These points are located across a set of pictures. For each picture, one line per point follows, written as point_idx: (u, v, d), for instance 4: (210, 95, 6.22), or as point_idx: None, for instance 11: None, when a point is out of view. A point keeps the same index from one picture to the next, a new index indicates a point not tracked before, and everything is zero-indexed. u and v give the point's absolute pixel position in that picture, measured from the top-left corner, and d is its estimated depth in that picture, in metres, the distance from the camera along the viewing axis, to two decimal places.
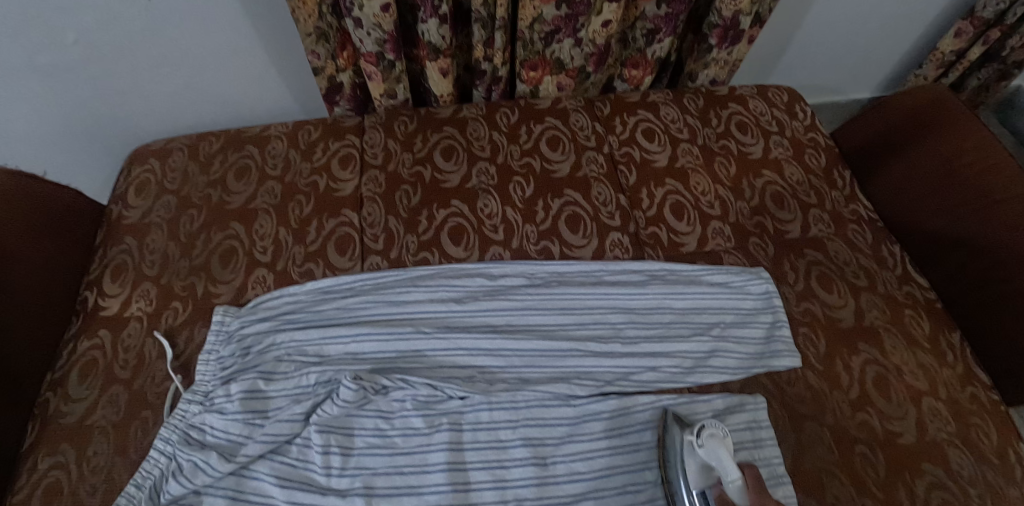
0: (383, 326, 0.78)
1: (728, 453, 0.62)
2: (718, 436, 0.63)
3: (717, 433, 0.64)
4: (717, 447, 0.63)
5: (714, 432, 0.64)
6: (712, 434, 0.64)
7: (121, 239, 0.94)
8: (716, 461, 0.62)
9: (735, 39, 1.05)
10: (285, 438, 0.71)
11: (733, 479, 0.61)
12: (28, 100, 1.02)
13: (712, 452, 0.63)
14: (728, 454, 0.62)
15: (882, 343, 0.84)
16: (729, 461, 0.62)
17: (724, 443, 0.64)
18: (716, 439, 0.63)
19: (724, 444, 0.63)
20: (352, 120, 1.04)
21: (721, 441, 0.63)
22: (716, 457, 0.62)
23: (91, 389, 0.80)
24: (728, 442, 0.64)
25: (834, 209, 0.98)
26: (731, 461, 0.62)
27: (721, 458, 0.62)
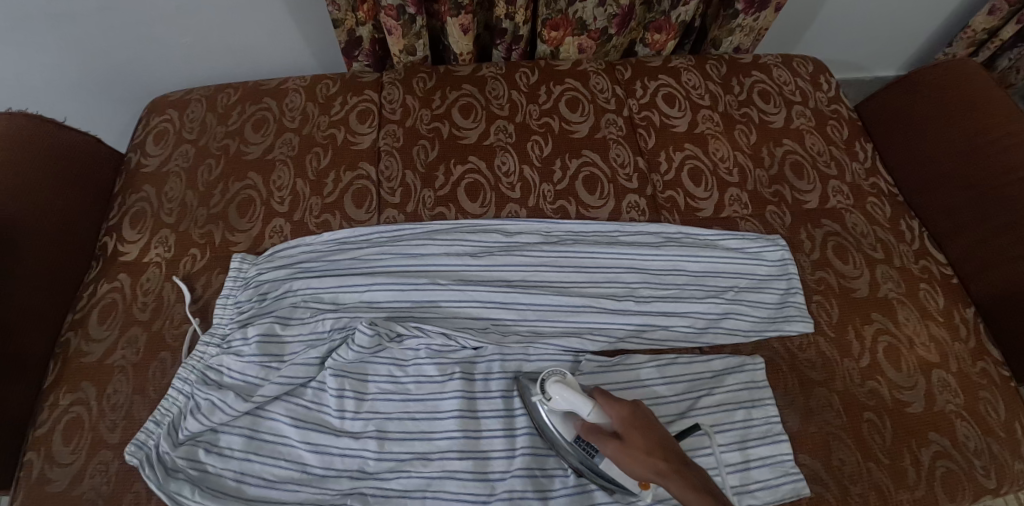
0: (399, 277, 0.79)
1: (574, 391, 0.61)
2: (560, 382, 0.62)
3: (560, 379, 0.63)
4: (562, 391, 0.61)
5: (556, 379, 0.62)
6: (557, 381, 0.62)
7: (140, 187, 0.95)
8: (569, 404, 0.61)
9: (762, 5, 1.03)
10: (301, 381, 0.73)
11: (587, 409, 0.60)
12: (48, 45, 1.02)
13: (562, 398, 0.61)
14: (575, 391, 0.61)
15: (895, 314, 0.84)
16: (577, 396, 0.60)
17: (569, 383, 0.63)
18: (560, 386, 0.61)
19: (569, 385, 0.62)
20: (371, 76, 1.03)
21: (566, 383, 0.62)
22: (568, 401, 0.61)
23: (111, 331, 0.83)
24: (570, 380, 0.63)
25: (854, 182, 0.97)
26: (579, 394, 0.61)
27: (571, 397, 0.60)
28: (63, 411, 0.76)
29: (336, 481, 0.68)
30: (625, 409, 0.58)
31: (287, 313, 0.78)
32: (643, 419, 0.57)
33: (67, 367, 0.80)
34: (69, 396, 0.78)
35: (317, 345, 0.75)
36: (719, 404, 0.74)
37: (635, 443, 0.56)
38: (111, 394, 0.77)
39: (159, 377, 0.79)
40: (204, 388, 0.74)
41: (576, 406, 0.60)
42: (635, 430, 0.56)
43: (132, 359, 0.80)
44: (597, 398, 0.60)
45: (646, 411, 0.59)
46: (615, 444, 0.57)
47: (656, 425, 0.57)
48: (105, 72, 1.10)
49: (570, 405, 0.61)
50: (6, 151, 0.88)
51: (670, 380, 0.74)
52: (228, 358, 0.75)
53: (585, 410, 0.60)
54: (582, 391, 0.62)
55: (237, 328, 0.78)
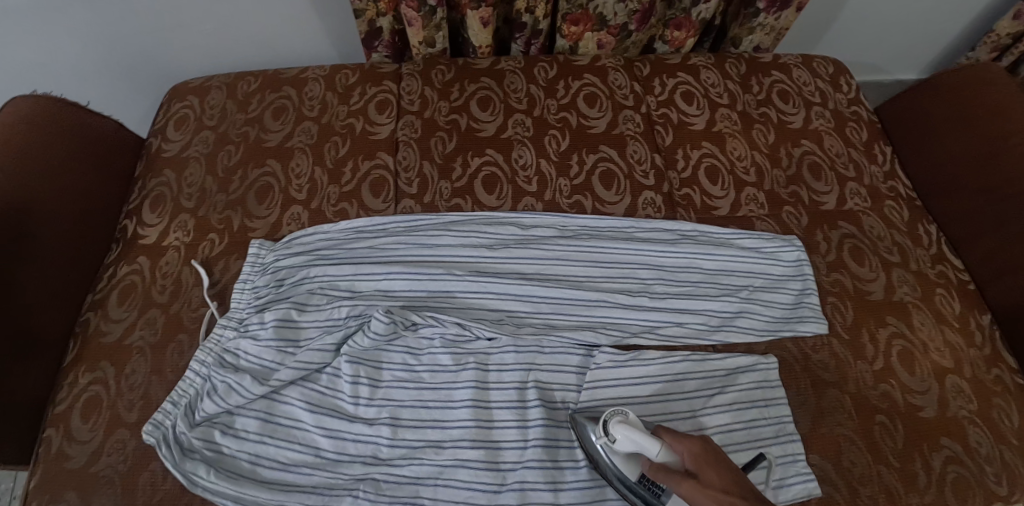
0: (415, 267, 0.80)
1: (640, 431, 0.60)
2: (624, 422, 0.61)
3: (623, 419, 0.62)
4: (628, 431, 0.60)
5: (620, 418, 0.61)
6: (621, 421, 0.61)
7: (160, 172, 0.96)
8: (635, 445, 0.60)
9: (784, 4, 1.03)
10: (316, 367, 0.74)
11: (655, 449, 0.59)
12: (73, 29, 1.04)
13: (628, 438, 0.60)
14: (642, 431, 0.60)
15: (910, 319, 0.84)
16: (644, 435, 0.60)
17: (633, 424, 0.62)
18: (625, 425, 0.60)
19: (633, 424, 0.61)
20: (390, 67, 1.03)
21: (629, 423, 0.61)
22: (635, 441, 0.60)
23: (130, 311, 0.84)
24: (633, 420, 0.62)
25: (871, 184, 0.97)
26: (645, 434, 0.60)
27: (637, 437, 0.60)
28: (82, 389, 0.78)
29: (349, 465, 0.69)
30: (696, 447, 0.57)
31: (304, 299, 0.79)
32: (713, 456, 0.57)
33: (86, 346, 0.81)
34: (88, 375, 0.79)
35: (333, 331, 0.76)
36: (733, 402, 0.74)
37: (709, 480, 0.54)
38: (129, 374, 0.79)
39: (176, 358, 0.80)
40: (220, 370, 0.75)
41: (644, 447, 0.59)
42: (707, 467, 0.55)
43: (150, 340, 0.81)
44: (664, 436, 0.60)
45: (715, 447, 0.58)
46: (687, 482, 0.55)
47: (726, 461, 0.56)
48: (128, 58, 1.12)
49: (636, 446, 0.60)
50: (32, 132, 0.89)
51: (683, 377, 0.75)
52: (245, 342, 0.77)
53: (653, 450, 0.59)
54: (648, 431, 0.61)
55: (254, 313, 0.79)
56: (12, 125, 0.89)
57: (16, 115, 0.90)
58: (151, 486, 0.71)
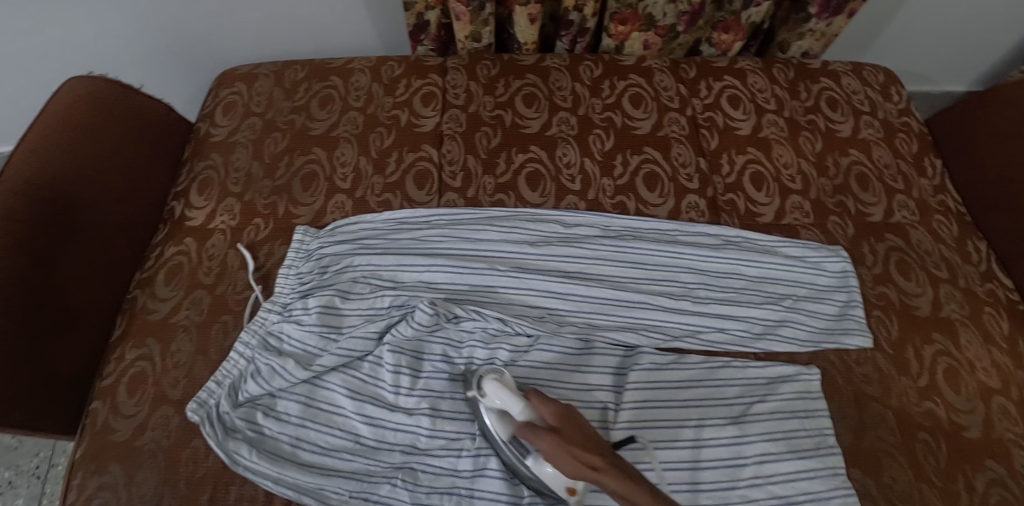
0: (459, 261, 0.81)
1: (509, 390, 0.62)
2: (497, 380, 0.63)
3: (497, 377, 0.64)
4: (498, 388, 0.62)
5: (493, 376, 0.64)
6: (494, 379, 0.64)
7: (208, 156, 0.98)
8: (501, 402, 0.62)
9: (837, 10, 1.01)
10: (358, 355, 0.75)
11: (519, 406, 0.61)
12: (129, 14, 1.06)
13: (495, 396, 0.63)
14: (510, 391, 0.62)
15: (957, 337, 0.81)
16: (510, 395, 0.62)
17: (506, 383, 0.64)
18: (495, 383, 0.63)
19: (505, 384, 0.64)
20: (435, 60, 1.04)
21: (502, 382, 0.64)
22: (501, 399, 0.62)
23: (176, 291, 0.86)
24: (507, 379, 0.65)
25: (920, 197, 0.94)
26: (514, 394, 0.62)
27: (504, 394, 0.62)
28: (129, 365, 0.80)
29: (388, 454, 0.70)
30: (560, 410, 0.59)
31: (347, 287, 0.80)
32: (575, 420, 0.58)
33: (133, 323, 0.83)
34: (135, 351, 0.81)
35: (376, 319, 0.77)
36: (774, 411, 0.73)
37: (570, 438, 0.56)
38: (175, 352, 0.80)
39: (220, 338, 0.82)
40: (265, 353, 0.77)
41: (509, 404, 0.61)
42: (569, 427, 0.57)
43: (196, 320, 0.83)
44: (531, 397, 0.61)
45: (576, 412, 0.60)
46: (549, 440, 0.56)
47: (587, 425, 0.59)
48: (180, 44, 1.14)
49: (502, 403, 0.62)
50: (87, 111, 0.91)
51: (722, 383, 0.74)
52: (289, 326, 0.78)
53: (517, 407, 0.61)
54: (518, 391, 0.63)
55: (298, 298, 0.81)
56: (67, 103, 0.91)
57: (71, 94, 0.92)
58: (193, 463, 0.72)
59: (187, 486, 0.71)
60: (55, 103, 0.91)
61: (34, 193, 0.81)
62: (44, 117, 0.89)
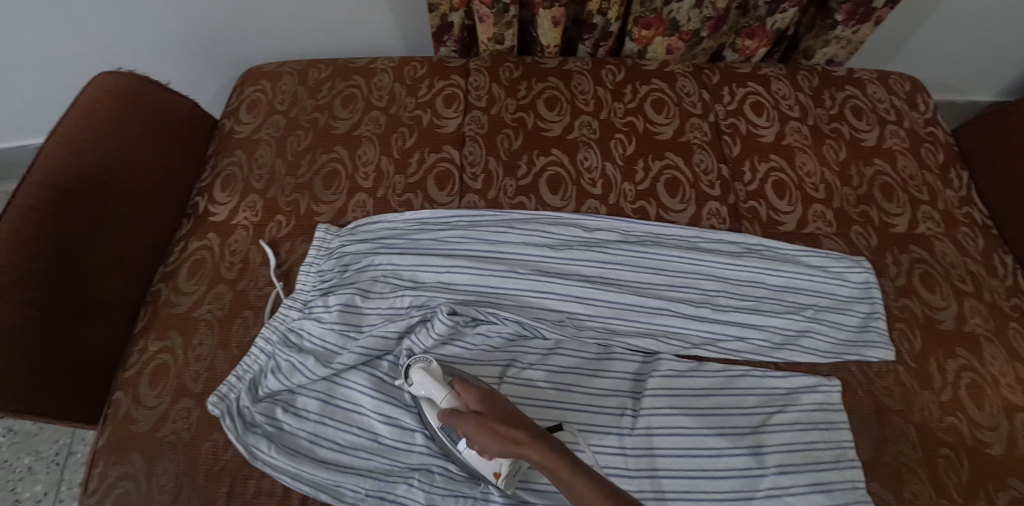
0: (479, 262, 0.81)
1: (434, 380, 0.66)
2: (423, 369, 0.67)
3: (424, 366, 0.68)
4: (424, 377, 0.67)
5: (420, 365, 0.68)
6: (421, 369, 0.67)
7: (232, 152, 0.99)
8: (427, 390, 0.66)
9: (864, 18, 1.00)
10: (377, 353, 0.76)
11: (443, 393, 0.65)
12: (158, 11, 1.08)
13: (421, 384, 0.67)
14: (435, 380, 0.67)
15: (981, 351, 0.80)
16: (435, 384, 0.66)
17: (433, 372, 0.68)
18: (422, 372, 0.67)
19: (432, 373, 0.67)
20: (458, 62, 1.04)
21: (428, 370, 0.67)
22: (426, 387, 0.66)
23: (199, 285, 0.87)
24: (434, 368, 0.68)
25: (945, 208, 0.93)
26: (439, 383, 0.66)
27: (429, 382, 0.66)
28: (151, 357, 0.81)
29: (405, 454, 0.71)
30: (481, 394, 0.63)
31: (367, 286, 0.80)
32: (496, 402, 0.63)
33: (157, 315, 0.85)
34: (158, 343, 0.82)
35: (396, 319, 0.77)
36: (794, 422, 0.72)
37: (492, 418, 0.59)
38: (197, 345, 0.81)
39: (241, 333, 0.82)
40: (285, 349, 0.77)
41: (433, 392, 0.66)
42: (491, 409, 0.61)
43: (218, 314, 0.84)
44: (454, 385, 0.66)
45: (498, 398, 0.64)
46: (472, 421, 0.60)
47: (508, 407, 0.63)
48: (207, 41, 1.16)
49: (428, 391, 0.66)
50: (115, 106, 0.92)
51: (741, 392, 0.74)
52: (309, 323, 0.79)
53: (441, 394, 0.65)
54: (443, 379, 0.67)
55: (319, 296, 0.81)
56: (97, 97, 0.92)
57: (100, 88, 0.93)
58: (213, 456, 0.73)
59: (207, 479, 0.71)
60: (83, 96, 0.92)
61: (63, 185, 0.83)
62: (74, 110, 0.90)
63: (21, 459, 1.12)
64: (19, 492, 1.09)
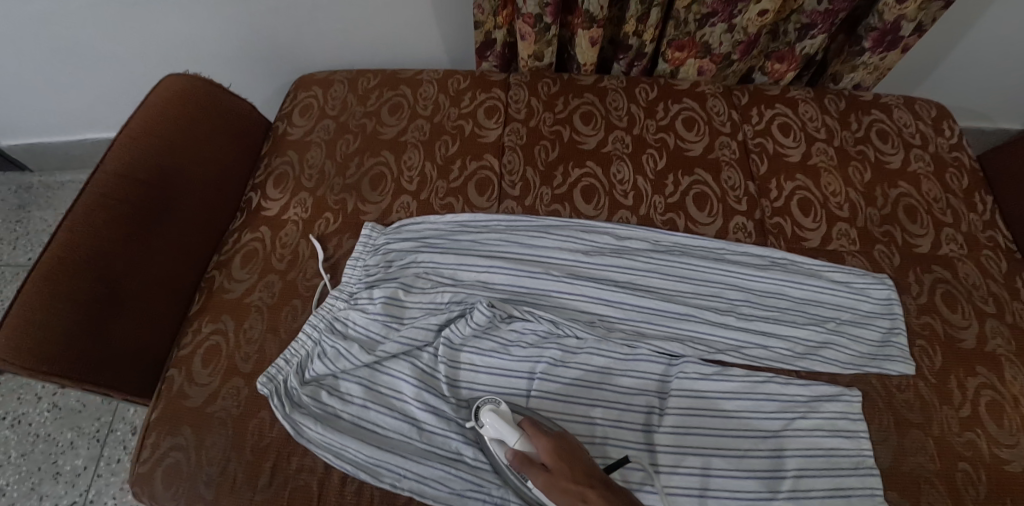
0: (516, 264, 0.86)
1: (505, 422, 0.69)
2: (495, 411, 0.70)
3: (495, 408, 0.71)
4: (495, 419, 0.69)
5: (490, 407, 0.71)
6: (493, 410, 0.70)
7: (285, 152, 1.06)
8: (498, 432, 0.69)
9: (891, 45, 1.04)
10: (418, 344, 0.81)
11: (516, 437, 0.67)
12: (226, 22, 1.17)
13: (493, 426, 0.69)
14: (508, 423, 0.69)
15: (1001, 371, 0.82)
16: (507, 426, 0.69)
17: (503, 413, 0.71)
18: (493, 413, 0.69)
19: (502, 415, 0.70)
20: (499, 76, 1.10)
21: (499, 412, 0.70)
22: (498, 429, 0.69)
23: (251, 273, 0.93)
24: (505, 410, 0.71)
25: (969, 231, 0.95)
26: (510, 425, 0.69)
27: (501, 424, 0.69)
28: (205, 337, 0.87)
29: (444, 441, 0.76)
30: (549, 441, 0.65)
31: (410, 282, 0.86)
32: (568, 449, 0.64)
33: (211, 299, 0.91)
34: (211, 325, 0.88)
35: (437, 313, 0.83)
36: (814, 429, 0.75)
37: (561, 472, 0.62)
38: (247, 329, 0.87)
39: (289, 320, 0.88)
40: (331, 335, 0.83)
41: (507, 433, 0.68)
42: (559, 459, 0.63)
43: (268, 301, 0.90)
44: (526, 428, 0.68)
45: (569, 441, 0.66)
46: (542, 474, 0.62)
47: (579, 454, 0.65)
48: (265, 51, 1.25)
49: (500, 433, 0.69)
50: (182, 105, 1.00)
51: (764, 398, 0.77)
52: (355, 313, 0.84)
53: (514, 438, 0.68)
54: (514, 421, 0.70)
55: (364, 288, 0.87)
56: (166, 97, 0.99)
57: (169, 88, 1.01)
58: (259, 432, 0.78)
59: (252, 453, 0.77)
60: (154, 95, 1.00)
61: (133, 176, 0.90)
62: (145, 107, 0.98)
63: (65, 433, 1.19)
64: (61, 464, 1.16)
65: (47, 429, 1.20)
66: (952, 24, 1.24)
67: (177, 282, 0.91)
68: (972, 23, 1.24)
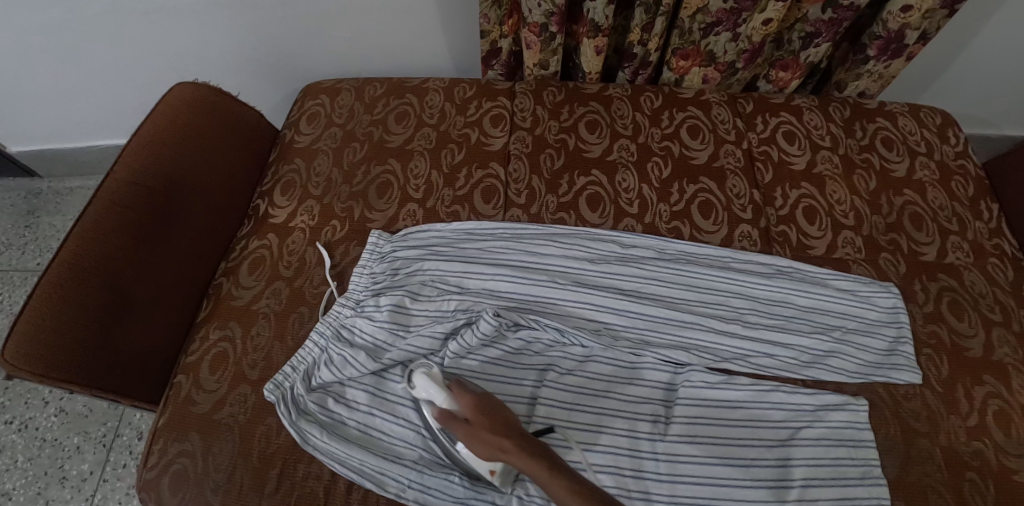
0: (522, 272, 0.87)
1: (434, 383, 0.71)
2: (426, 375, 0.72)
3: (426, 371, 0.73)
4: (426, 381, 0.72)
5: (422, 370, 0.73)
6: (425, 373, 0.73)
7: (292, 160, 1.07)
8: (428, 393, 0.72)
9: (896, 53, 1.04)
10: (424, 352, 0.82)
11: (443, 397, 0.70)
12: (235, 31, 1.19)
13: (423, 387, 0.72)
14: (437, 384, 0.72)
15: (1008, 380, 0.82)
16: (436, 388, 0.71)
17: (434, 376, 0.73)
18: (425, 377, 0.72)
19: (433, 377, 0.73)
20: (504, 85, 1.11)
21: (431, 376, 0.73)
22: (428, 392, 0.71)
23: (258, 280, 0.93)
24: (436, 373, 0.74)
25: (975, 239, 0.95)
26: (439, 386, 0.72)
27: (431, 385, 0.71)
28: (212, 344, 0.87)
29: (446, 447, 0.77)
30: (474, 398, 0.67)
31: (416, 289, 0.87)
32: (489, 405, 0.67)
33: (218, 307, 0.91)
34: (218, 331, 0.89)
35: (442, 322, 0.83)
36: (821, 438, 0.75)
37: (481, 424, 0.64)
38: (255, 336, 0.88)
39: (296, 327, 0.88)
40: (337, 343, 0.84)
41: (436, 394, 0.71)
42: (481, 412, 0.65)
43: (275, 308, 0.90)
44: (454, 387, 0.70)
45: (492, 399, 0.68)
46: (463, 426, 0.65)
47: (504, 411, 0.66)
48: (273, 59, 1.26)
49: (429, 395, 0.71)
50: (191, 113, 1.01)
51: (770, 406, 0.77)
52: (361, 321, 0.85)
53: (442, 398, 0.70)
54: (444, 383, 0.72)
55: (370, 296, 0.88)
56: (175, 104, 1.00)
57: (178, 96, 1.02)
58: (266, 439, 0.78)
59: (260, 459, 0.77)
60: (163, 103, 1.01)
61: (142, 183, 0.91)
62: (154, 115, 0.98)
63: (71, 438, 1.20)
64: (67, 469, 1.17)
65: (53, 434, 1.21)
66: (957, 32, 1.24)
67: (185, 288, 0.92)
68: (977, 30, 1.24)
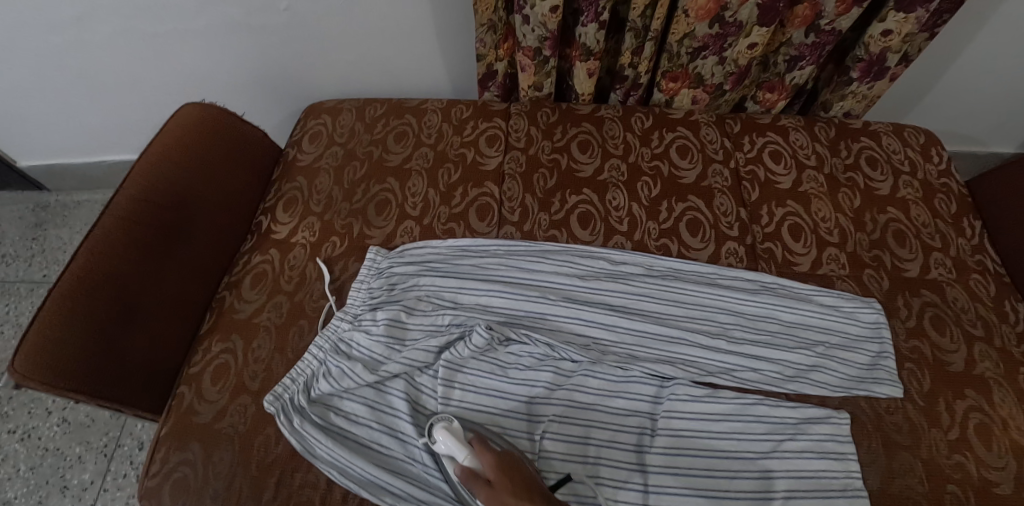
0: (515, 288, 0.90)
1: (457, 440, 0.72)
2: (448, 428, 0.74)
3: (447, 425, 0.74)
4: (446, 436, 0.73)
5: (444, 424, 0.74)
6: (446, 427, 0.74)
7: (294, 179, 1.10)
8: (449, 449, 0.73)
9: (879, 75, 1.07)
10: (419, 365, 0.85)
11: (466, 454, 0.71)
12: (242, 54, 1.24)
13: (444, 443, 0.73)
14: (460, 442, 0.73)
15: (990, 394, 0.83)
16: (459, 445, 0.72)
17: (454, 430, 0.74)
18: (446, 430, 0.73)
19: (453, 431, 0.74)
20: (499, 105, 1.15)
21: (451, 430, 0.74)
22: (449, 448, 0.73)
23: (260, 295, 0.96)
24: (456, 427, 0.74)
25: (957, 256, 0.98)
26: (461, 443, 0.73)
27: (451, 441, 0.72)
28: (214, 356, 0.90)
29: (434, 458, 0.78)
30: (496, 457, 0.70)
31: (412, 304, 0.90)
32: (511, 464, 0.70)
33: (221, 319, 0.94)
34: (220, 345, 0.91)
35: (437, 335, 0.86)
36: (804, 451, 0.77)
37: (503, 486, 0.67)
38: (256, 349, 0.90)
39: (296, 340, 0.91)
40: (336, 356, 0.86)
41: (455, 450, 0.72)
42: (503, 474, 0.68)
43: (276, 322, 0.93)
44: (475, 446, 0.72)
45: (514, 459, 0.71)
46: (486, 487, 0.68)
47: (525, 472, 0.69)
48: (279, 81, 1.31)
49: (450, 450, 0.72)
50: (198, 132, 1.05)
51: (754, 420, 0.79)
52: (359, 335, 0.88)
53: (463, 455, 0.72)
54: (464, 439, 0.73)
55: (368, 310, 0.91)
56: (183, 124, 1.05)
57: (186, 115, 1.06)
58: (265, 448, 0.81)
59: (258, 468, 0.79)
60: (171, 123, 1.05)
61: (150, 199, 0.95)
62: (163, 135, 1.03)
63: (73, 448, 1.23)
64: (68, 478, 1.19)
65: (55, 443, 1.23)
66: (941, 51, 1.28)
67: (189, 302, 0.95)
68: (961, 50, 1.27)
